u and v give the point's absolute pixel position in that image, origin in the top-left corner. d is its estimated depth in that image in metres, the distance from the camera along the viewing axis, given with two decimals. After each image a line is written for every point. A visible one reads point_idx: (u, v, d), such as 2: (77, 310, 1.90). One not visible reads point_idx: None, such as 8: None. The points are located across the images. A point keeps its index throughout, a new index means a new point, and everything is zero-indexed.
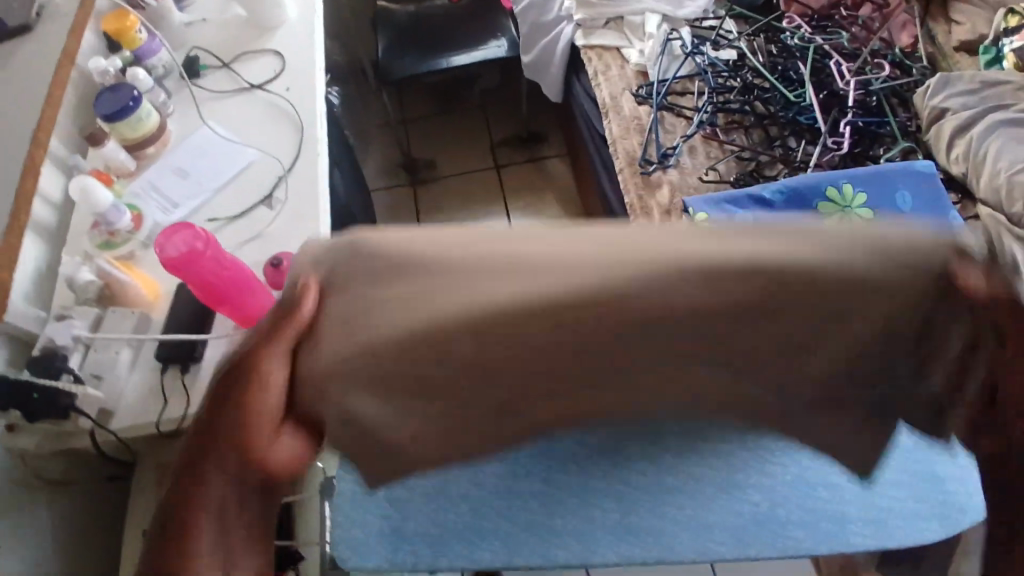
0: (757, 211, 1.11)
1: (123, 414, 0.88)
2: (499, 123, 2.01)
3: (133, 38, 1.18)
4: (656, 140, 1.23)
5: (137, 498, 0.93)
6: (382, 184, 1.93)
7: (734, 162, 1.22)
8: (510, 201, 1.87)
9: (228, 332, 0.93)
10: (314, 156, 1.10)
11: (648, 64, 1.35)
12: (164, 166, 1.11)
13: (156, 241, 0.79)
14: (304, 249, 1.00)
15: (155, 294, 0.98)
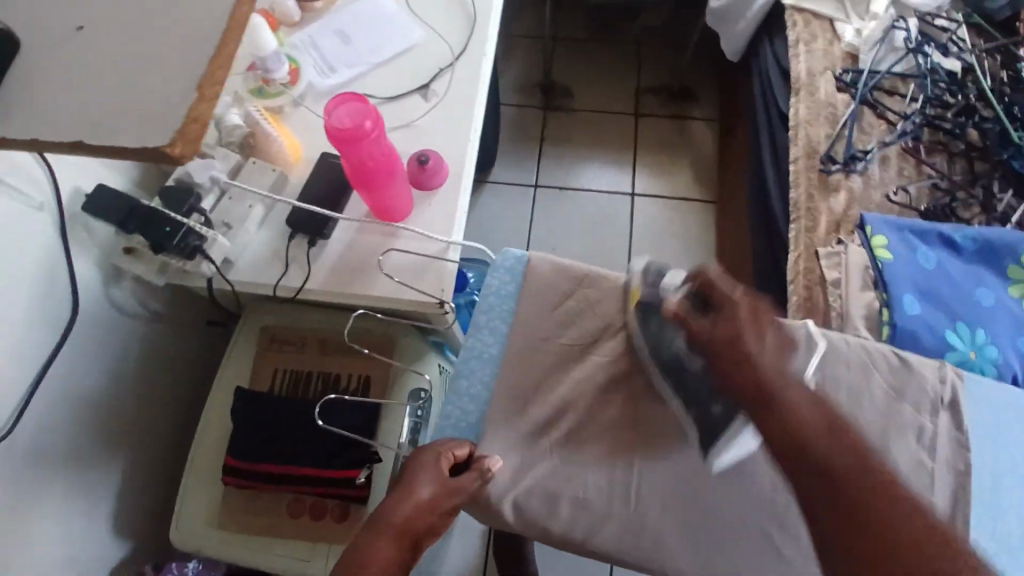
0: (942, 253, 0.98)
1: (243, 269, 0.88)
2: (652, 66, 1.85)
3: None
4: (848, 137, 1.09)
5: (234, 349, 0.94)
6: (514, 99, 1.83)
7: (927, 189, 1.08)
8: (640, 154, 1.75)
9: (360, 217, 0.91)
10: (481, 56, 1.01)
11: (862, 48, 1.19)
12: (328, 25, 1.05)
13: (325, 107, 0.74)
14: (450, 153, 0.94)
15: (297, 157, 0.94)
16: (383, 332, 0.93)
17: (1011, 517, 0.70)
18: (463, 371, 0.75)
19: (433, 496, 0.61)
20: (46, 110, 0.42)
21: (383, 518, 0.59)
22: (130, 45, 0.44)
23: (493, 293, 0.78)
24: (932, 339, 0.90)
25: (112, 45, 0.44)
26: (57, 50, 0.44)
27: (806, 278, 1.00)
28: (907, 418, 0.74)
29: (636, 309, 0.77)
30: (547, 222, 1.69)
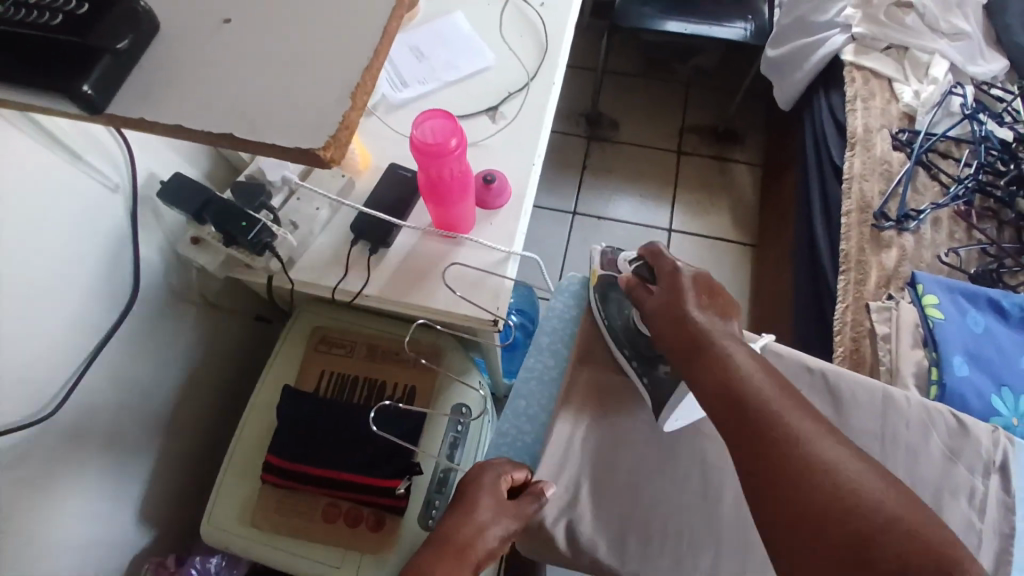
0: (991, 318, 0.98)
1: (304, 268, 0.90)
2: (698, 106, 1.88)
3: None
4: (902, 195, 1.11)
5: (283, 345, 0.95)
6: (560, 126, 1.86)
7: (976, 254, 1.08)
8: (680, 191, 1.77)
9: (423, 227, 0.92)
10: (549, 85, 1.04)
11: (920, 110, 1.20)
12: (405, 42, 1.08)
13: (413, 120, 0.76)
14: (514, 176, 0.96)
15: (366, 165, 0.96)
16: (432, 343, 0.94)
17: None
18: (521, 390, 0.79)
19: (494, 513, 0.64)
20: (190, 100, 0.45)
21: (449, 526, 0.63)
22: (271, 45, 0.46)
23: (552, 317, 0.84)
24: (979, 403, 0.89)
25: (251, 41, 0.46)
26: (203, 41, 0.46)
27: (853, 330, 1.01)
28: (960, 479, 0.73)
29: None
30: (582, 250, 1.70)
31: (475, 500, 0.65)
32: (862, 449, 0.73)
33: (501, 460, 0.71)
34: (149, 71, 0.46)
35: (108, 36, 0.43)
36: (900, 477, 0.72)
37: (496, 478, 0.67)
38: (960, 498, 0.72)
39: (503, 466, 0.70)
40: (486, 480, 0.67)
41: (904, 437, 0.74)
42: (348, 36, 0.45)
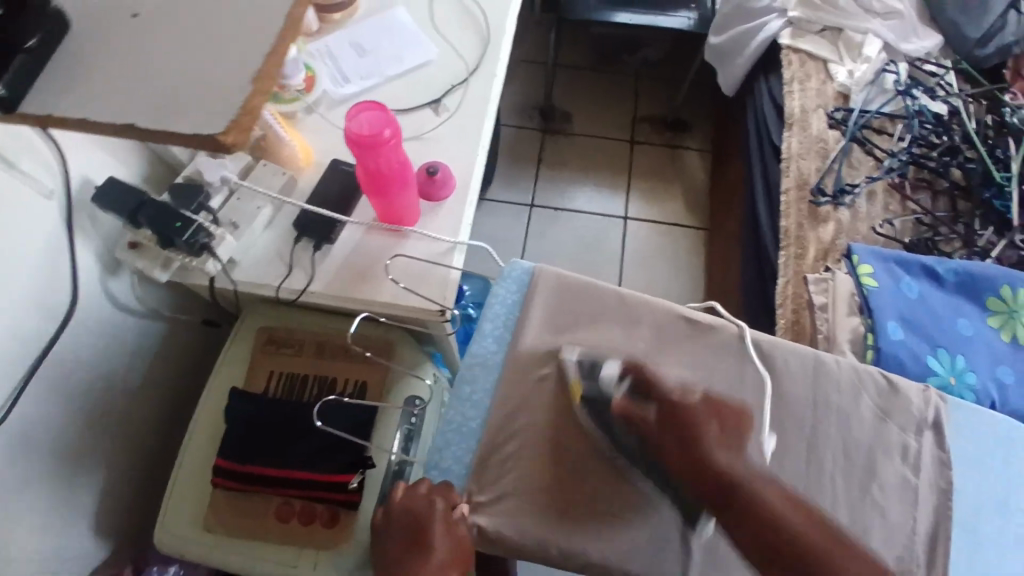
0: (925, 284, 1.03)
1: (247, 269, 0.89)
2: (648, 96, 1.91)
3: None
4: (836, 172, 1.15)
5: (231, 348, 0.94)
6: (514, 120, 1.86)
7: (910, 224, 1.12)
8: (634, 180, 1.80)
9: (368, 221, 0.91)
10: (491, 75, 1.03)
11: (853, 89, 1.24)
12: (345, 36, 1.08)
13: (347, 112, 0.75)
14: (458, 166, 0.96)
15: (309, 160, 0.96)
16: (382, 337, 0.93)
17: (989, 549, 0.74)
18: (466, 377, 0.77)
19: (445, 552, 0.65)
20: (104, 97, 0.46)
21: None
22: (186, 44, 0.47)
23: (498, 303, 0.80)
24: (914, 366, 0.94)
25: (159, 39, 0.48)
26: (117, 42, 0.48)
27: (794, 303, 1.05)
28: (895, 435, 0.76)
29: (636, 326, 0.79)
30: (540, 242, 1.71)
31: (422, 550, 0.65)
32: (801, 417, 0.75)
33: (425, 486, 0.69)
34: (64, 73, 0.47)
35: (18, 35, 0.45)
36: (837, 440, 0.75)
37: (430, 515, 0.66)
38: (896, 458, 0.75)
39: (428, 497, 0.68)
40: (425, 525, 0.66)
41: (839, 398, 0.77)
42: (261, 24, 0.46)
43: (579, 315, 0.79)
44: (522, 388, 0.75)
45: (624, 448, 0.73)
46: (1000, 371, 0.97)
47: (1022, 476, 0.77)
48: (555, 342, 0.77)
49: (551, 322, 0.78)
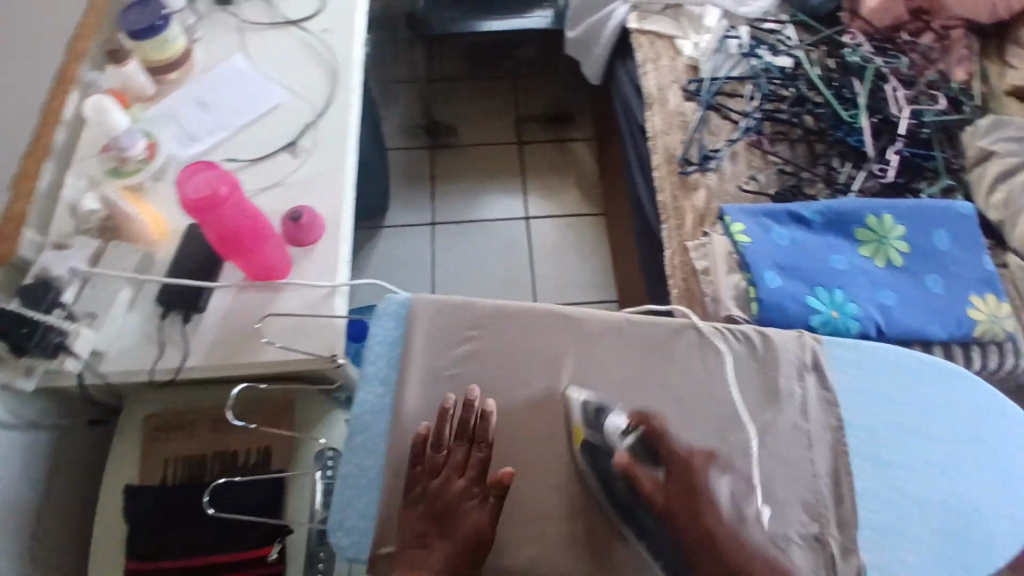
0: (795, 230, 1.08)
1: (117, 358, 0.84)
2: (528, 96, 1.93)
3: None
4: (699, 140, 1.20)
5: (122, 436, 0.89)
6: (400, 142, 1.85)
7: (775, 176, 1.18)
8: (529, 179, 1.82)
9: (238, 282, 0.88)
10: (345, 107, 1.02)
11: (701, 59, 1.30)
12: (185, 95, 1.04)
13: (177, 178, 0.73)
14: (324, 206, 0.93)
15: (162, 233, 0.93)
16: (281, 398, 0.91)
17: (894, 469, 0.77)
18: (357, 427, 0.73)
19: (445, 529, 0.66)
20: None
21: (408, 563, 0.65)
22: None
23: (378, 344, 0.76)
24: (795, 307, 0.98)
25: None
26: None
27: (682, 271, 1.09)
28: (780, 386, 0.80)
29: (521, 339, 0.77)
30: (448, 257, 1.70)
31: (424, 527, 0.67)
32: (693, 387, 0.78)
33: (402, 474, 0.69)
34: None
35: None
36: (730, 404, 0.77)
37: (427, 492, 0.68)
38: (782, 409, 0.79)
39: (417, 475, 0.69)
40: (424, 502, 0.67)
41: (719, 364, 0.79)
42: None
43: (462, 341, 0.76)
44: (417, 422, 0.72)
45: (529, 459, 0.73)
46: (880, 294, 1.03)
47: (911, 396, 0.81)
48: (445, 368, 0.75)
49: (431, 353, 0.75)
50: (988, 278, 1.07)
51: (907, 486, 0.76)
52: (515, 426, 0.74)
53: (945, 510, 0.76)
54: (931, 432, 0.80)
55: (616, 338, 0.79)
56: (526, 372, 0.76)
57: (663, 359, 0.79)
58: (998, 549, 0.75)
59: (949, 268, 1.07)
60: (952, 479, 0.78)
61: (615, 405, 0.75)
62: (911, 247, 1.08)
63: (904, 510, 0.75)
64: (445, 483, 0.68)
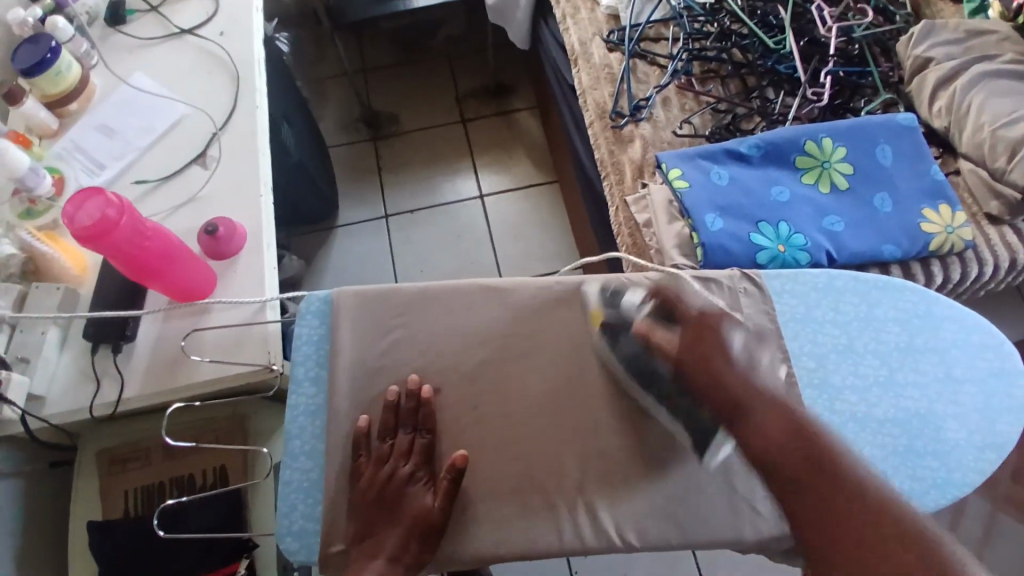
0: (733, 166, 1.05)
1: (55, 401, 0.81)
2: (464, 73, 1.89)
3: None
4: (628, 90, 1.17)
5: (78, 482, 0.86)
6: (342, 138, 1.80)
7: (709, 115, 1.16)
8: (477, 156, 1.78)
9: (163, 308, 0.85)
10: (252, 109, 0.99)
11: (620, 8, 1.26)
12: (88, 123, 1.00)
13: (65, 210, 0.71)
14: (243, 214, 0.91)
15: (82, 267, 0.90)
16: (229, 414, 0.90)
17: (848, 394, 0.75)
18: (290, 432, 0.70)
19: (404, 523, 0.63)
20: None
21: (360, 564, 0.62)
22: None
23: (304, 343, 0.73)
24: (738, 246, 0.96)
25: None
26: None
27: (627, 226, 1.07)
28: None
29: (454, 317, 0.74)
30: (407, 250, 1.67)
31: (382, 522, 0.64)
32: None
33: (363, 465, 0.66)
34: None
35: None
36: None
37: (383, 484, 0.65)
38: None
39: (378, 469, 0.66)
40: (379, 499, 0.65)
41: (664, 311, 0.77)
42: None
43: (392, 330, 0.73)
44: (352, 417, 0.70)
45: (471, 443, 0.69)
46: (826, 221, 1.01)
47: (859, 318, 0.79)
48: (375, 360, 0.72)
49: (359, 345, 0.73)
50: (936, 188, 1.05)
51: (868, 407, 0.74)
52: (453, 410, 0.70)
53: (903, 429, 0.74)
54: (886, 349, 0.77)
55: (550, 301, 0.76)
56: (459, 351, 0.73)
57: (602, 318, 0.76)
58: (958, 460, 0.73)
59: (895, 183, 1.05)
60: (909, 396, 0.75)
61: (556, 375, 0.73)
62: (854, 167, 1.06)
63: (860, 436, 0.73)
64: (390, 471, 0.65)
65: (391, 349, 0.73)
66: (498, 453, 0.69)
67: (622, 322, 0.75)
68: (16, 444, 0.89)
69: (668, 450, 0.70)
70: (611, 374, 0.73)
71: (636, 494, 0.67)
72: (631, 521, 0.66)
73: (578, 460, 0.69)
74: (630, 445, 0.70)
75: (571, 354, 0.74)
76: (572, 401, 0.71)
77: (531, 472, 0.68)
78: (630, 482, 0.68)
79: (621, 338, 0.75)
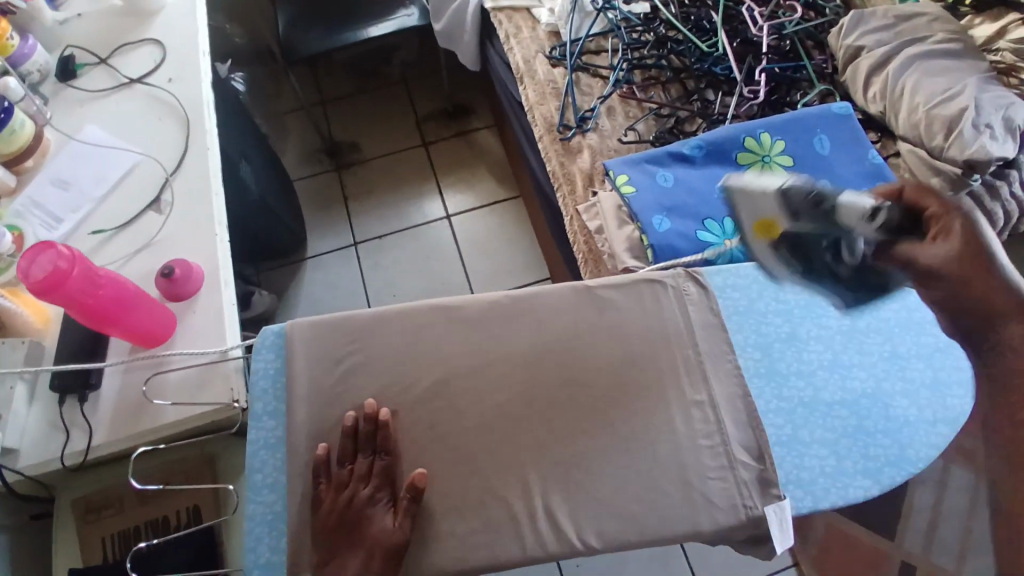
0: (678, 168, 1.09)
1: (27, 454, 0.82)
2: (422, 97, 1.93)
3: (3, 45, 1.05)
4: (573, 103, 1.21)
5: (56, 533, 0.86)
6: (305, 171, 1.83)
7: (653, 120, 1.20)
8: (440, 176, 1.81)
9: (126, 353, 0.87)
10: (204, 152, 1.01)
11: (560, 24, 1.30)
12: (44, 179, 1.02)
13: (19, 266, 0.73)
14: (201, 255, 0.93)
15: (45, 319, 0.91)
16: (200, 454, 0.91)
17: (797, 381, 0.77)
18: (253, 467, 0.71)
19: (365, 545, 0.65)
20: None
21: None
22: None
23: (261, 377, 0.75)
24: (687, 245, 0.99)
25: None
26: None
27: (582, 234, 1.11)
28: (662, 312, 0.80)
29: (408, 339, 0.77)
30: (378, 274, 1.69)
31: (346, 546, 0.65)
32: (586, 348, 0.77)
33: (322, 494, 0.68)
34: None
35: None
36: (625, 354, 0.77)
37: (343, 511, 0.66)
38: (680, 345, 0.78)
39: (337, 495, 0.67)
40: (341, 525, 0.66)
41: (611, 314, 0.79)
42: None
43: (349, 356, 0.75)
44: (313, 446, 0.71)
45: (430, 461, 0.71)
46: None
47: (802, 306, 0.81)
48: (333, 387, 0.74)
49: (316, 374, 0.74)
50: (875, 171, 1.08)
51: (817, 391, 0.77)
52: (411, 430, 0.72)
53: (852, 409, 0.76)
54: (831, 333, 0.80)
55: (501, 314, 0.79)
56: (414, 371, 0.75)
57: (552, 327, 0.78)
58: (909, 436, 0.75)
59: (834, 171, 1.09)
60: (857, 377, 0.78)
61: (512, 386, 0.75)
62: (794, 159, 1.09)
63: (811, 420, 0.75)
64: (349, 496, 0.67)
65: (348, 375, 0.74)
66: (459, 467, 0.70)
67: (571, 330, 0.78)
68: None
69: (623, 450, 0.71)
70: (564, 381, 0.75)
71: (594, 494, 0.69)
72: (592, 521, 0.68)
73: (537, 467, 0.71)
74: (586, 448, 0.71)
75: (523, 364, 0.76)
76: (527, 410, 0.73)
77: (492, 483, 0.70)
78: (588, 484, 0.70)
79: (573, 343, 0.77)
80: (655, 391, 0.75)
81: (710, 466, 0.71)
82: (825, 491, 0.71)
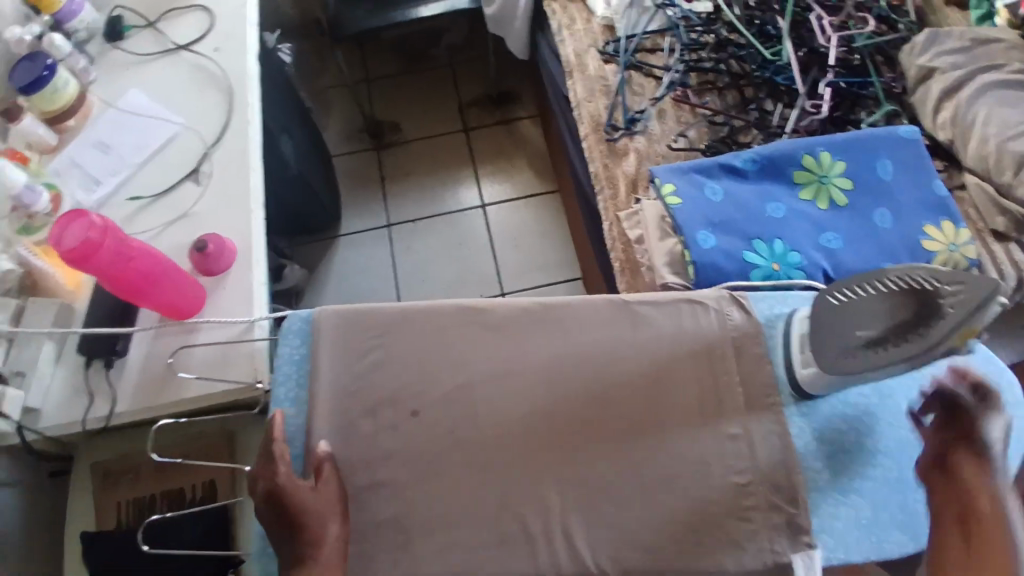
0: (728, 181, 1.03)
1: (48, 415, 0.82)
2: (466, 81, 1.89)
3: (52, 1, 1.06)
4: (623, 103, 1.16)
5: (73, 492, 0.87)
6: (344, 148, 1.81)
7: (706, 128, 1.14)
8: (479, 164, 1.78)
9: (153, 324, 0.86)
10: (245, 125, 1.00)
11: (616, 18, 1.25)
12: (86, 140, 1.02)
13: (52, 232, 0.72)
14: (233, 231, 0.91)
15: (77, 283, 0.91)
16: (220, 431, 0.91)
17: (838, 423, 0.73)
18: None
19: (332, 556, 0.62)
20: None
21: None
22: None
23: (285, 364, 0.74)
24: (731, 264, 0.95)
25: None
26: None
27: (621, 241, 1.07)
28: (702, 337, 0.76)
29: (434, 340, 0.74)
30: (409, 259, 1.68)
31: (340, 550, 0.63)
32: (618, 367, 0.74)
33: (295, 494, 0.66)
34: None
35: None
36: (658, 377, 0.73)
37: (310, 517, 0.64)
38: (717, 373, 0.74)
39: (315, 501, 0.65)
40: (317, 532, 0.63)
41: (648, 333, 0.76)
42: None
43: (373, 352, 0.73)
44: (330, 440, 0.70)
45: (445, 469, 0.68)
46: (823, 237, 0.98)
47: None
48: (354, 383, 0.72)
49: (338, 367, 0.73)
50: (939, 202, 1.02)
51: (858, 436, 0.73)
52: (429, 434, 0.70)
53: (895, 459, 0.72)
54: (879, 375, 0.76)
55: (531, 323, 0.76)
56: (437, 374, 0.73)
57: (583, 341, 0.75)
58: None
59: (896, 198, 1.02)
60: (902, 426, 0.74)
61: (535, 399, 0.72)
62: (853, 181, 1.03)
63: (849, 466, 0.71)
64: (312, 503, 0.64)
65: (372, 371, 0.73)
66: (474, 478, 0.68)
67: (604, 346, 0.75)
68: (11, 458, 0.90)
69: (646, 478, 0.68)
70: (591, 400, 0.72)
71: (612, 522, 0.66)
72: (607, 549, 0.65)
73: (555, 486, 0.68)
74: (607, 473, 0.69)
75: (550, 377, 0.73)
76: (549, 426, 0.71)
77: (506, 498, 0.67)
78: (606, 510, 0.67)
79: (605, 361, 0.74)
80: (686, 420, 0.71)
81: (737, 505, 0.67)
82: (858, 544, 0.68)
